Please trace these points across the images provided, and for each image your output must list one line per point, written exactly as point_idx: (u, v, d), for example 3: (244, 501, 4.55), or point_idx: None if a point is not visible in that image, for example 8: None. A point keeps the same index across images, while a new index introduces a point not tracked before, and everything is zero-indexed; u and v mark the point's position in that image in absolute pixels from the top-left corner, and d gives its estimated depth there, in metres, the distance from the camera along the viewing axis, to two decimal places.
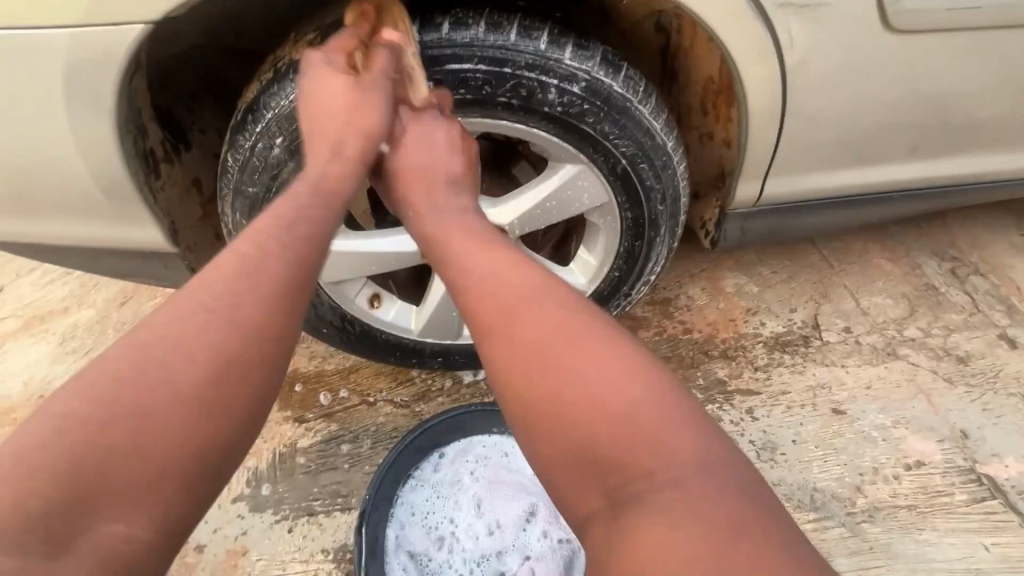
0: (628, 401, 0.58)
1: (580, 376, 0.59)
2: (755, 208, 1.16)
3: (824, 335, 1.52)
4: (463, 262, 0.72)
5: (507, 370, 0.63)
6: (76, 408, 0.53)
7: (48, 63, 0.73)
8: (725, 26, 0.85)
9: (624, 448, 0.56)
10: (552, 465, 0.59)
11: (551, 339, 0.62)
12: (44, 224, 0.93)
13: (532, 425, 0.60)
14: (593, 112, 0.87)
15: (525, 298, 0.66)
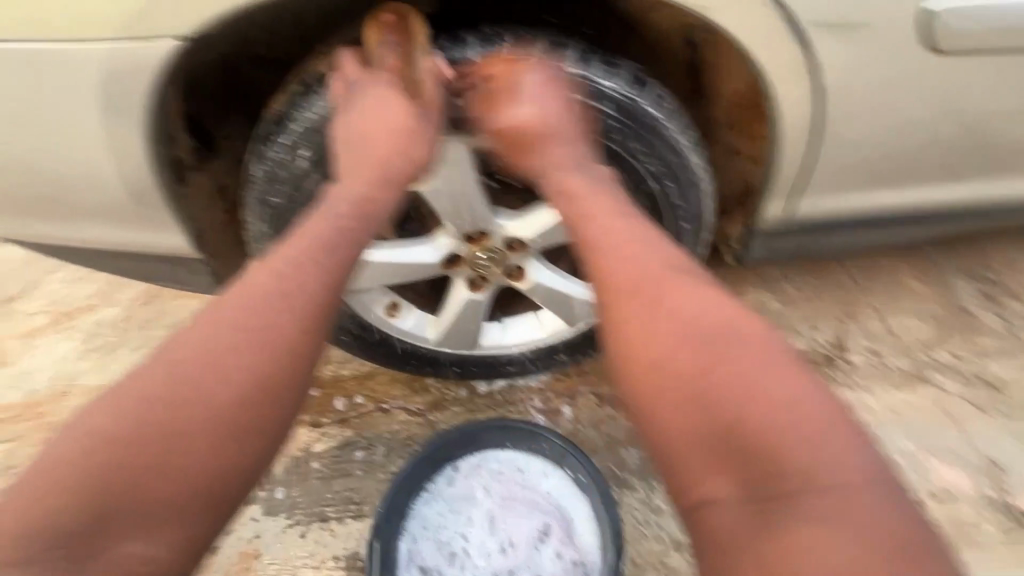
0: (787, 405, 0.66)
1: (741, 375, 0.68)
2: (782, 228, 1.15)
3: (849, 357, 1.47)
4: (602, 254, 0.79)
5: (658, 361, 0.72)
6: (123, 421, 0.66)
7: (84, 73, 0.75)
8: (754, 44, 0.83)
9: (783, 446, 0.64)
10: (682, 444, 0.69)
11: (714, 339, 0.71)
12: (77, 228, 0.95)
13: (666, 405, 0.70)
14: (617, 129, 0.88)
15: (685, 300, 0.75)
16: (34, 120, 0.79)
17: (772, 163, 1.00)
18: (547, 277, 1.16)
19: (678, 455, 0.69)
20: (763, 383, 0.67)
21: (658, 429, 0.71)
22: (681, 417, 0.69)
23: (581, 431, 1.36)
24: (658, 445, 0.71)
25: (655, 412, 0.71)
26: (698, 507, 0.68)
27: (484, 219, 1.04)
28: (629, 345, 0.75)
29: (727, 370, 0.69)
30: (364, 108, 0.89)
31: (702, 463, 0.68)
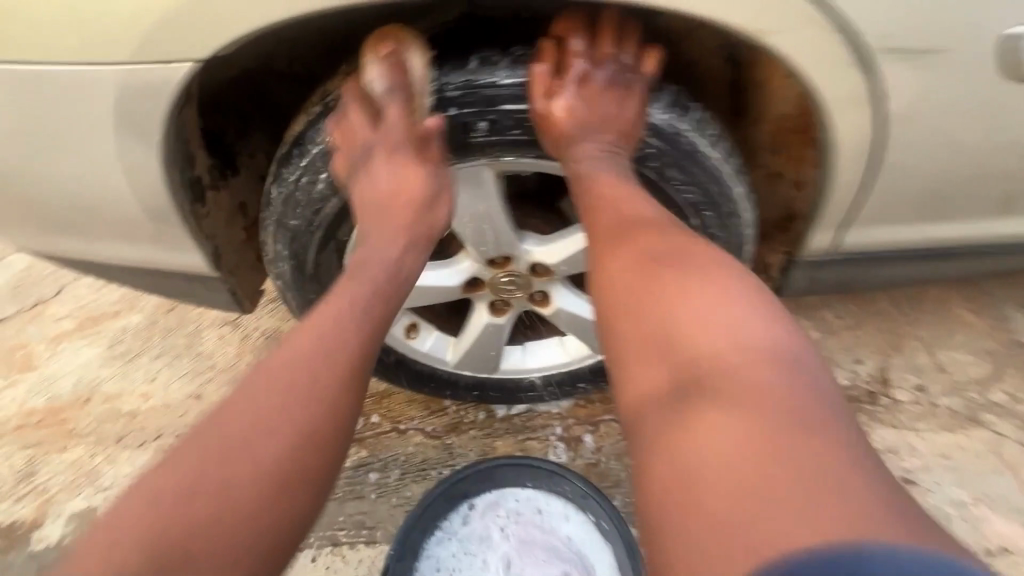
0: (736, 316, 0.61)
1: (688, 288, 0.65)
2: (827, 258, 1.07)
3: (893, 393, 1.38)
4: (591, 211, 0.78)
5: (612, 271, 0.72)
6: (167, 489, 0.58)
7: (102, 95, 0.72)
8: (814, 70, 0.76)
9: (717, 346, 0.60)
10: (631, 354, 0.66)
11: (664, 260, 0.69)
12: (94, 243, 0.94)
13: (622, 322, 0.68)
14: (656, 155, 0.82)
15: (649, 230, 0.72)
16: (49, 140, 0.77)
17: (823, 193, 0.93)
18: (572, 302, 1.10)
19: (626, 366, 0.66)
20: (712, 298, 0.63)
21: (615, 346, 0.69)
22: (631, 327, 0.67)
23: (603, 462, 1.30)
24: (614, 362, 0.68)
25: (611, 331, 0.70)
26: (637, 407, 0.63)
27: (509, 245, 0.97)
28: (595, 276, 0.75)
29: (671, 281, 0.66)
30: (368, 171, 0.85)
31: (644, 364, 0.64)
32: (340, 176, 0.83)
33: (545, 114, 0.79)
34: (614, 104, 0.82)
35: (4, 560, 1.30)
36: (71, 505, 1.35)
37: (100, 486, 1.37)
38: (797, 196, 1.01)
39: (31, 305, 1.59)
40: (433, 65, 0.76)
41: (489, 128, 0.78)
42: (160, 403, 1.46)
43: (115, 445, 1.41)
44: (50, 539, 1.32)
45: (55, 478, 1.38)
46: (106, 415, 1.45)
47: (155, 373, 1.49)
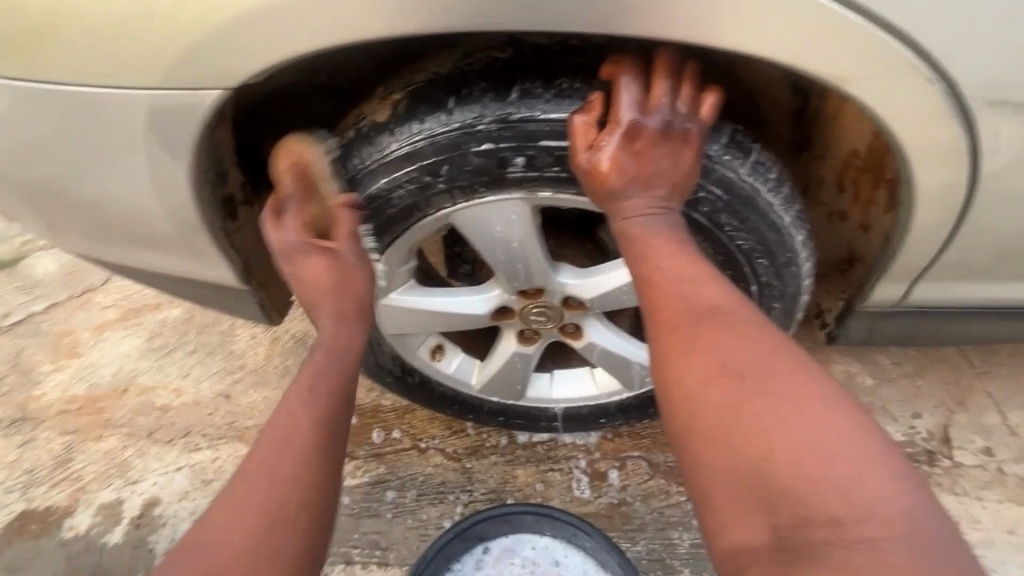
0: (840, 453, 0.47)
1: (777, 412, 0.51)
2: (892, 309, 0.97)
3: (955, 454, 1.25)
4: (653, 293, 0.64)
5: (684, 377, 0.58)
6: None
7: (137, 111, 0.70)
8: (897, 119, 0.66)
9: (828, 503, 0.46)
10: (713, 493, 0.52)
11: (746, 369, 0.54)
12: (131, 250, 0.93)
13: (697, 448, 0.54)
14: (711, 202, 0.74)
15: (726, 322, 0.58)
16: (83, 156, 0.76)
17: (890, 245, 0.84)
18: (605, 337, 1.04)
19: (709, 506, 0.53)
20: (811, 427, 0.49)
21: (688, 475, 0.55)
22: (712, 460, 0.53)
23: (628, 502, 1.23)
24: (691, 495, 0.55)
25: (684, 454, 0.56)
26: (734, 568, 0.50)
27: (543, 275, 0.90)
28: (662, 379, 0.60)
29: (759, 404, 0.52)
30: (304, 263, 0.79)
31: (732, 509, 0.51)
32: (366, 206, 0.79)
33: (591, 170, 0.68)
34: (671, 156, 0.68)
35: (35, 544, 1.33)
36: (102, 496, 1.37)
37: (129, 479, 1.38)
38: (862, 238, 0.93)
39: (80, 292, 1.62)
40: (469, 97, 0.71)
41: (526, 164, 0.73)
42: (191, 398, 1.46)
43: (147, 439, 1.42)
44: (79, 528, 1.34)
45: (88, 466, 1.40)
46: (139, 407, 1.46)
47: (188, 369, 1.50)
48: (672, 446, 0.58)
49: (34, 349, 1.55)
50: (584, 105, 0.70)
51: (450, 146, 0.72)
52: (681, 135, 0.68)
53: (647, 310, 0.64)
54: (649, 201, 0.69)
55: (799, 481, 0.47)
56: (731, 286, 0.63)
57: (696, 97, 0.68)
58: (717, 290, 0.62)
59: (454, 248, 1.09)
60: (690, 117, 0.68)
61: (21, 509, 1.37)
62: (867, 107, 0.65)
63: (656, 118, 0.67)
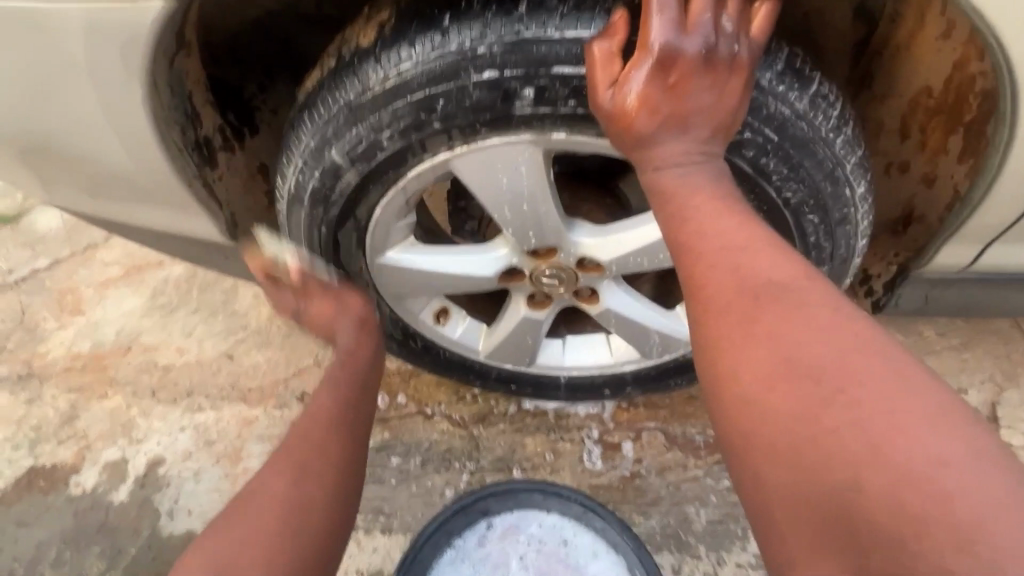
0: (953, 489, 0.37)
1: (862, 428, 0.41)
2: (952, 276, 0.87)
3: (1000, 433, 1.15)
4: (696, 263, 0.53)
5: (743, 378, 0.48)
6: (282, 481, 0.59)
7: (85, 33, 0.61)
8: (1015, 32, 0.56)
9: (937, 555, 0.36)
10: (782, 517, 0.45)
11: (820, 369, 0.45)
12: (107, 202, 0.85)
13: (762, 466, 0.46)
14: (758, 144, 0.62)
15: (793, 308, 0.48)
16: (32, 88, 0.67)
17: (968, 200, 0.73)
18: (622, 303, 0.95)
19: (776, 531, 0.46)
20: (907, 446, 0.39)
21: (750, 493, 0.48)
22: (780, 481, 0.45)
23: (642, 475, 1.17)
24: (753, 513, 0.48)
25: (743, 467, 0.48)
26: None
27: (555, 233, 0.80)
28: (711, 376, 0.51)
29: (840, 419, 0.42)
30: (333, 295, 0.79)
31: (804, 538, 0.44)
32: (356, 147, 0.69)
33: (616, 109, 0.56)
34: (714, 89, 0.55)
35: (44, 500, 1.32)
36: (107, 454, 1.34)
37: (133, 438, 1.35)
38: (923, 193, 0.81)
39: (82, 249, 1.56)
40: (469, 14, 0.60)
41: (537, 97, 0.62)
42: (194, 358, 1.42)
43: (150, 398, 1.38)
44: (86, 485, 1.32)
45: (94, 425, 1.37)
46: (142, 366, 1.42)
47: (191, 328, 1.45)
48: (729, 456, 0.50)
49: (38, 305, 1.51)
50: (603, 31, 0.58)
51: (448, 75, 0.61)
52: (727, 62, 0.55)
53: (691, 292, 0.54)
54: (686, 147, 0.56)
55: (893, 519, 0.38)
56: (800, 259, 0.51)
57: (743, 12, 0.55)
58: (783, 268, 0.50)
59: (459, 202, 0.99)
60: (737, 37, 0.55)
61: (30, 465, 1.35)
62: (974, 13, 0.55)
63: (695, 40, 0.54)
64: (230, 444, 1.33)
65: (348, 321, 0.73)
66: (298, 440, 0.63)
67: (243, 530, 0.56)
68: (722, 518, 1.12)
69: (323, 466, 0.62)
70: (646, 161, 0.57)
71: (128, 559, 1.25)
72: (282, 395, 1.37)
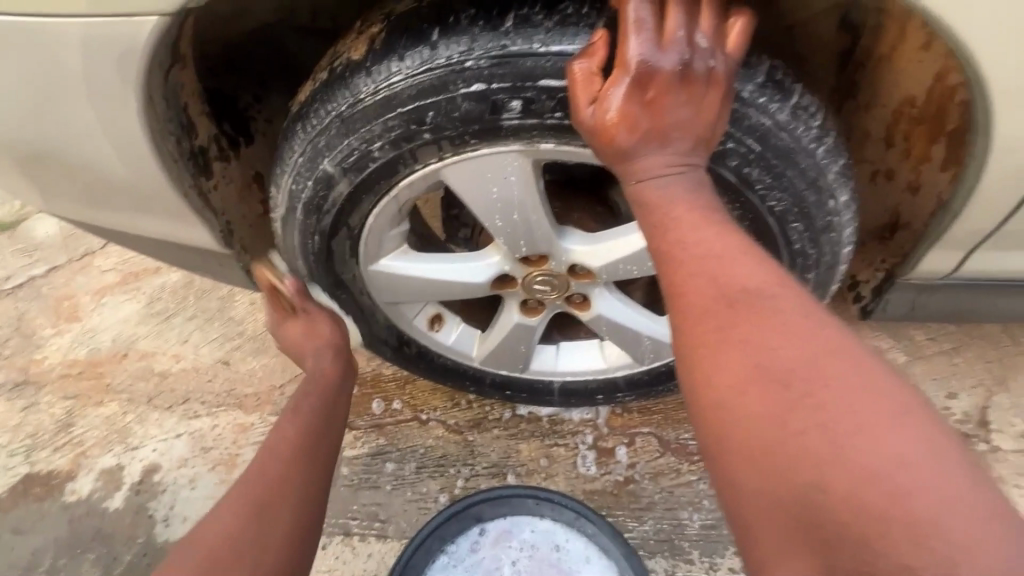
0: (913, 489, 0.39)
1: (830, 432, 0.42)
2: (937, 282, 0.89)
3: (990, 437, 1.16)
4: (676, 271, 0.54)
5: (719, 385, 0.49)
6: (253, 484, 0.66)
7: (80, 46, 0.62)
8: (990, 45, 0.57)
9: (901, 554, 0.38)
10: (756, 521, 0.46)
11: (793, 376, 0.45)
12: (103, 211, 0.86)
13: (734, 469, 0.47)
14: (741, 154, 0.63)
15: (765, 314, 0.49)
16: (29, 100, 0.68)
17: (950, 208, 0.74)
18: (614, 309, 0.96)
19: (751, 535, 0.46)
20: (876, 451, 0.41)
21: (724, 494, 0.49)
22: (751, 483, 0.46)
23: (635, 480, 1.17)
24: (728, 515, 0.49)
25: (717, 469, 0.49)
26: None
27: (547, 241, 0.81)
28: (687, 379, 0.52)
29: (807, 422, 0.43)
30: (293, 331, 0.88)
31: (777, 540, 0.44)
32: (346, 159, 0.70)
33: (597, 125, 0.57)
34: (691, 104, 0.56)
35: (39, 507, 1.32)
36: (103, 461, 1.35)
37: (129, 445, 1.36)
38: (907, 201, 0.82)
39: (80, 255, 1.57)
40: (456, 29, 0.61)
41: (524, 109, 0.63)
42: (191, 364, 1.42)
43: (146, 405, 1.39)
44: (81, 492, 1.32)
45: (90, 431, 1.37)
46: (138, 372, 1.42)
47: (188, 335, 1.45)
48: (704, 459, 0.51)
49: (35, 312, 1.51)
50: (585, 47, 0.59)
51: (436, 88, 0.62)
52: (704, 77, 0.56)
53: (667, 297, 0.54)
54: (666, 160, 0.57)
55: (863, 521, 0.39)
56: (772, 264, 0.53)
57: (718, 28, 0.57)
58: (755, 273, 0.51)
59: (452, 210, 1.01)
60: (712, 53, 0.56)
61: (25, 472, 1.35)
62: (949, 29, 0.56)
63: (673, 56, 0.55)
64: (225, 450, 1.34)
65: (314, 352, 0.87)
66: (267, 453, 0.70)
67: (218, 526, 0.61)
68: (715, 523, 1.12)
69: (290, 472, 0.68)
70: (629, 173, 0.58)
71: (123, 567, 1.25)
72: (278, 401, 1.37)
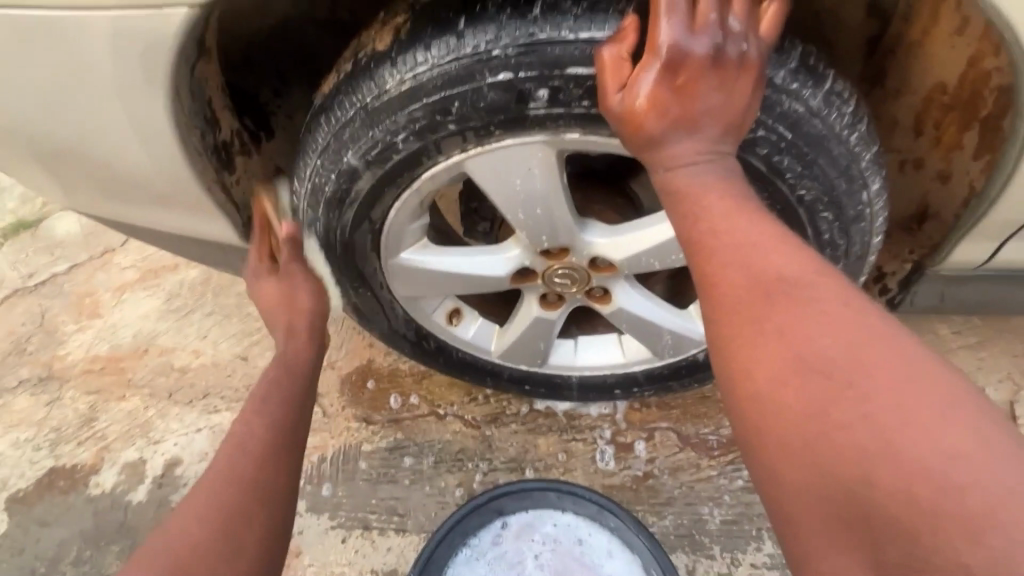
0: (968, 482, 0.38)
1: (876, 423, 0.41)
2: (966, 273, 0.87)
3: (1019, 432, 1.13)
4: (708, 260, 0.53)
5: (754, 377, 0.48)
6: (219, 485, 0.59)
7: (108, 42, 0.63)
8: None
9: (955, 549, 0.37)
10: (799, 516, 0.45)
11: (832, 366, 0.45)
12: (128, 207, 0.87)
13: (776, 461, 0.46)
14: (771, 142, 0.62)
15: (805, 304, 0.48)
16: (56, 95, 0.69)
17: (986, 194, 0.73)
18: (635, 302, 0.95)
19: (794, 529, 0.46)
20: (923, 442, 0.40)
21: (765, 488, 0.48)
22: (795, 475, 0.45)
23: (655, 475, 1.17)
24: (768, 508, 0.49)
25: (758, 461, 0.48)
26: None
27: (569, 233, 0.80)
28: (723, 370, 0.51)
29: (852, 412, 0.43)
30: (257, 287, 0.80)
31: (820, 533, 0.44)
32: (370, 150, 0.70)
33: (626, 111, 0.56)
34: (723, 89, 0.55)
35: (64, 500, 1.34)
36: (125, 455, 1.36)
37: (151, 439, 1.37)
38: (937, 190, 0.80)
39: (100, 253, 1.59)
40: (482, 17, 0.61)
41: (550, 98, 0.63)
42: (210, 360, 1.44)
43: (167, 400, 1.41)
44: (105, 485, 1.34)
45: (113, 426, 1.39)
46: (159, 368, 1.44)
47: (206, 331, 1.47)
48: (743, 451, 0.50)
49: (57, 308, 1.53)
50: (614, 34, 0.59)
51: (461, 77, 0.62)
52: (735, 62, 0.55)
53: (701, 287, 0.54)
54: (697, 146, 0.56)
55: (912, 515, 0.39)
56: (810, 252, 0.52)
57: (751, 12, 0.56)
58: (793, 262, 0.50)
59: (471, 203, 1.00)
60: (744, 37, 0.55)
61: (50, 466, 1.37)
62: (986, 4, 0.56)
63: (703, 40, 0.54)
64: None
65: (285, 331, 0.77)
66: (228, 450, 0.63)
67: (176, 540, 0.55)
68: (736, 518, 1.11)
69: (253, 472, 0.61)
70: (659, 162, 0.57)
71: None
72: None
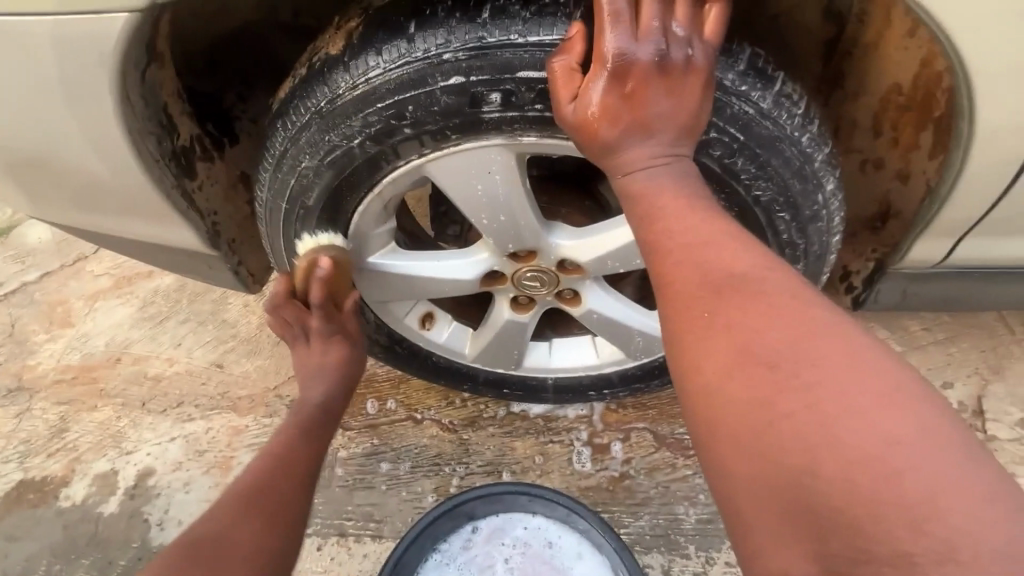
0: (906, 468, 0.39)
1: (819, 413, 0.42)
2: (930, 270, 0.88)
3: (987, 426, 1.15)
4: (662, 260, 0.54)
5: (706, 372, 0.48)
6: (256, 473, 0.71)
7: (53, 47, 0.62)
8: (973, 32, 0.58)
9: (893, 536, 0.38)
10: (747, 508, 0.46)
11: (777, 357, 0.45)
12: (90, 215, 0.86)
13: (725, 455, 0.46)
14: (725, 144, 0.63)
15: (754, 297, 0.48)
16: (9, 102, 0.68)
17: (937, 194, 0.75)
18: (605, 303, 0.95)
19: (743, 524, 0.46)
20: (862, 430, 0.40)
21: (715, 483, 0.48)
22: (743, 467, 0.45)
23: (631, 476, 1.17)
24: (720, 504, 0.49)
25: (709, 457, 0.48)
26: None
27: (534, 236, 0.80)
28: (676, 366, 0.51)
29: (796, 405, 0.43)
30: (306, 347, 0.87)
31: (767, 526, 0.44)
32: (329, 155, 0.69)
33: (578, 119, 0.57)
34: (671, 94, 0.55)
35: (34, 512, 1.31)
36: (97, 466, 1.34)
37: (123, 450, 1.35)
38: (898, 189, 0.81)
39: (73, 261, 1.56)
40: (433, 21, 0.61)
41: (503, 101, 0.63)
42: (184, 368, 1.42)
43: (140, 409, 1.38)
44: (75, 498, 1.32)
45: (84, 437, 1.37)
46: (132, 377, 1.41)
47: (181, 338, 1.45)
48: (695, 447, 0.50)
49: (28, 318, 1.50)
50: (563, 44, 0.59)
51: (415, 82, 0.62)
52: (681, 66, 0.55)
53: (656, 285, 0.54)
54: (649, 150, 0.56)
55: (853, 504, 0.39)
56: (760, 249, 0.52)
57: (694, 16, 0.56)
58: (743, 257, 0.51)
59: (440, 207, 1.00)
60: (689, 41, 0.55)
61: (19, 478, 1.34)
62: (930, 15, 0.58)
63: (647, 47, 0.54)
64: (220, 453, 1.33)
65: (323, 379, 0.85)
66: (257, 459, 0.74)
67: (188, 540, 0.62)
68: (711, 517, 1.12)
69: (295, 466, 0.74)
70: (614, 167, 0.58)
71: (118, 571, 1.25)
72: (273, 403, 1.37)
